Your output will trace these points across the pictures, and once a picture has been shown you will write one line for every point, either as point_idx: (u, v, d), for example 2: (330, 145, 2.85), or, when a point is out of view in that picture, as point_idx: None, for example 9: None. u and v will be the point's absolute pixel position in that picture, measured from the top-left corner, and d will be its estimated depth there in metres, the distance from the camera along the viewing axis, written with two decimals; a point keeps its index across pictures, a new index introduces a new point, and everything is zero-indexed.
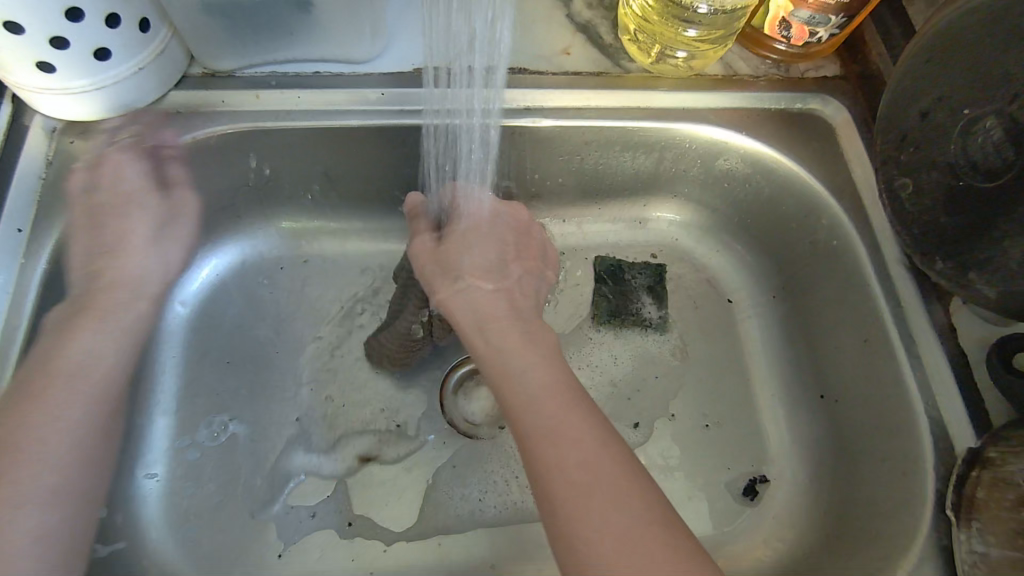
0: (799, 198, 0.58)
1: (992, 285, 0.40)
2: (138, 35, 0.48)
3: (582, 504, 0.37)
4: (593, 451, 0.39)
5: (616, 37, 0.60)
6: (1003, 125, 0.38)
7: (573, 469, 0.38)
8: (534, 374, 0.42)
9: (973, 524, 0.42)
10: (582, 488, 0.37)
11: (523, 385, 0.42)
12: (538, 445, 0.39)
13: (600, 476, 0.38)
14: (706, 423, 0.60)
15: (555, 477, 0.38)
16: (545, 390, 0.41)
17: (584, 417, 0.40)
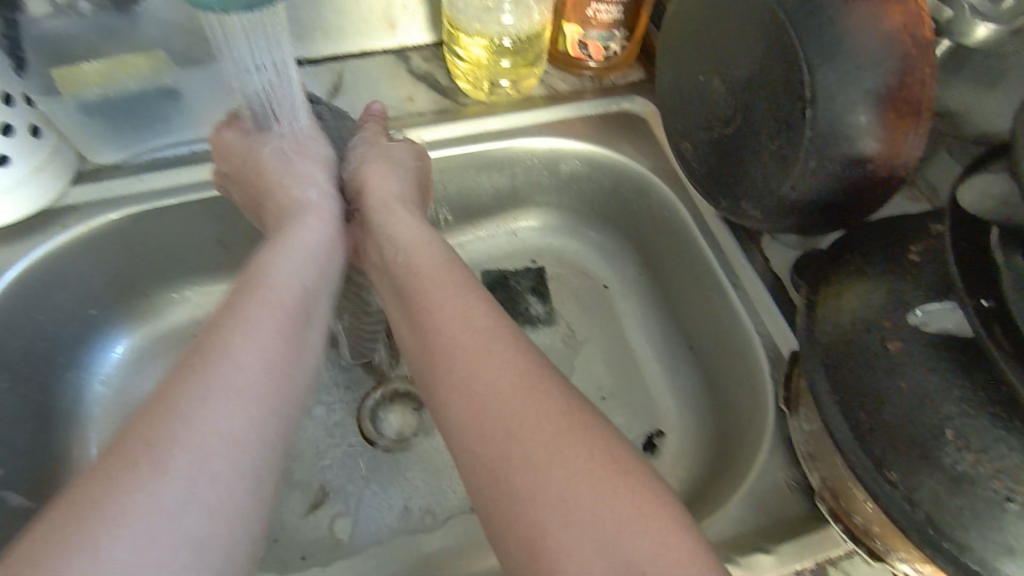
0: (632, 181, 0.68)
1: (754, 207, 0.48)
2: (31, 140, 0.54)
3: (513, 450, 0.36)
4: (538, 401, 0.38)
5: (451, 80, 0.70)
6: (722, 82, 0.48)
7: (506, 416, 0.38)
8: (458, 330, 0.43)
9: (800, 409, 0.49)
10: (511, 434, 0.37)
11: (452, 341, 0.43)
12: (460, 394, 0.40)
13: (542, 425, 0.37)
14: (602, 395, 0.67)
15: (486, 422, 0.38)
16: (471, 348, 0.42)
17: (535, 382, 0.40)
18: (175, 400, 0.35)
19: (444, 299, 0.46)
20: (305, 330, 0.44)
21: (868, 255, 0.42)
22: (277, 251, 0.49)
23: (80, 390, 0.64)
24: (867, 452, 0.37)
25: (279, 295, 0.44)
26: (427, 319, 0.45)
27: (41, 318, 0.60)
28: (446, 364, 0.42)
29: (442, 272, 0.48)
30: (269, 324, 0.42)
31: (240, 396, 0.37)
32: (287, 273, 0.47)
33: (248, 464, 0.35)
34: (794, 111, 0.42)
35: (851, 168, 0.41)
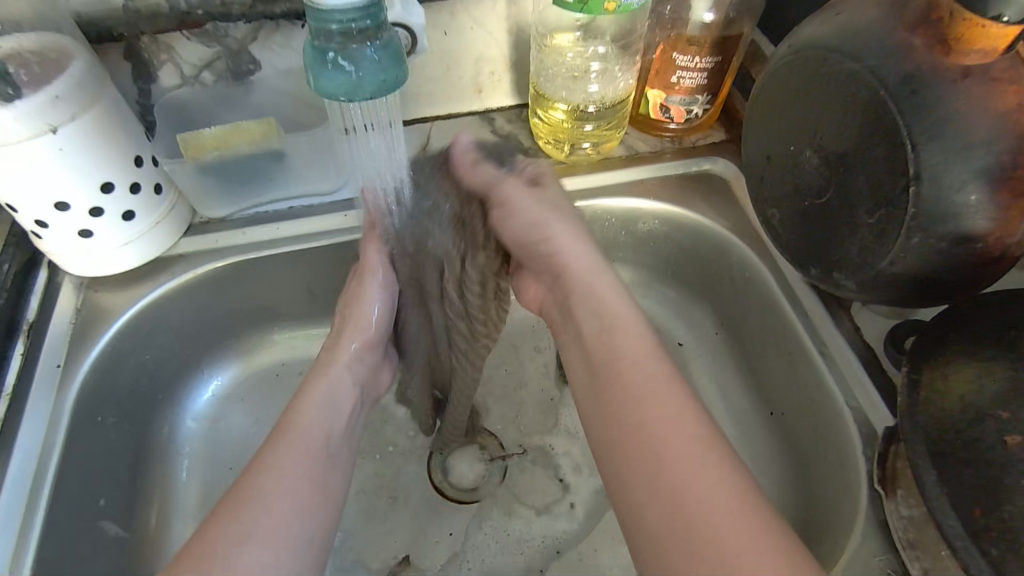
0: (711, 242, 0.68)
1: (848, 278, 0.47)
2: (154, 196, 0.60)
3: (706, 526, 0.38)
4: (713, 476, 0.40)
5: (533, 141, 0.72)
6: (817, 153, 0.48)
7: (697, 492, 0.39)
8: (647, 393, 0.44)
9: (898, 492, 0.46)
10: (688, 490, 0.39)
11: (642, 402, 0.43)
12: (637, 447, 0.42)
13: (717, 496, 0.39)
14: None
15: (668, 483, 0.40)
16: (667, 412, 0.43)
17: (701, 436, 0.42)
18: (214, 540, 0.41)
19: (633, 360, 0.46)
20: (331, 473, 0.48)
21: (976, 336, 0.40)
22: (311, 388, 0.52)
23: (176, 425, 0.68)
24: (981, 552, 0.34)
25: (306, 436, 0.48)
26: (618, 375, 0.46)
27: (148, 357, 0.65)
28: (636, 420, 0.43)
29: (625, 327, 0.48)
30: (298, 468, 0.46)
31: (275, 530, 0.42)
32: (320, 410, 0.51)
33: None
34: (899, 190, 0.41)
35: (958, 246, 0.40)
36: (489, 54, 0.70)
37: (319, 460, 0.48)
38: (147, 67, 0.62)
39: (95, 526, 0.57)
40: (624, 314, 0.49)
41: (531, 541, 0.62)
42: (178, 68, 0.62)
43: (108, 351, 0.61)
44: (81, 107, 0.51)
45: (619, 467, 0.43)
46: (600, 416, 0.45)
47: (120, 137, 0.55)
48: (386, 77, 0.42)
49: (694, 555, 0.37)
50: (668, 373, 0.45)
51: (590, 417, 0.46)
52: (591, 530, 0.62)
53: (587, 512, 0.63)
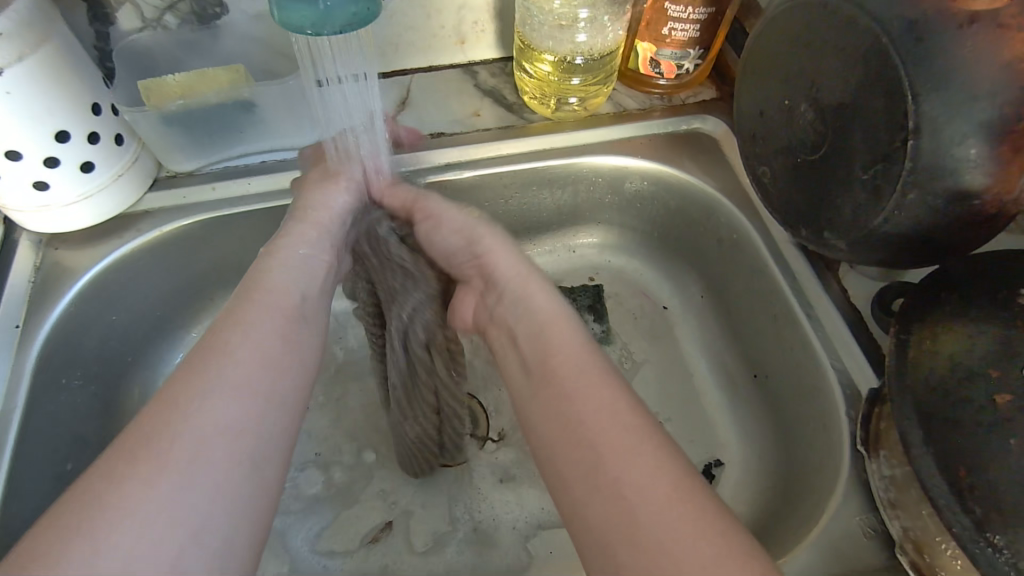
0: (699, 203, 0.66)
1: (840, 237, 0.46)
2: (115, 148, 0.56)
3: (647, 523, 0.35)
4: (653, 469, 0.37)
5: (518, 96, 0.70)
6: (813, 107, 0.46)
7: (632, 483, 0.36)
8: (582, 390, 0.41)
9: (880, 453, 0.45)
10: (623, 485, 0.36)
11: (575, 400, 0.41)
12: (573, 447, 0.39)
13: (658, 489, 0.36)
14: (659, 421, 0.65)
15: (609, 481, 0.37)
16: (603, 406, 0.40)
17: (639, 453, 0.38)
18: (117, 477, 0.34)
19: (567, 353, 0.44)
20: (306, 326, 0.45)
21: (969, 296, 0.39)
22: (264, 297, 0.44)
23: (146, 387, 0.65)
24: (965, 512, 0.34)
25: (254, 347, 0.41)
26: (549, 370, 0.43)
27: (114, 317, 0.62)
28: (567, 417, 0.41)
29: (554, 321, 0.46)
30: (269, 325, 0.42)
31: (249, 387, 0.39)
32: (291, 269, 0.47)
33: (212, 521, 0.35)
34: (899, 144, 0.39)
35: (954, 203, 0.39)
36: (472, 2, 0.66)
37: (295, 315, 0.44)
38: (104, 8, 0.58)
39: (61, 490, 0.56)
40: (550, 310, 0.47)
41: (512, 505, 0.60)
42: (138, 9, 0.58)
43: (71, 311, 0.58)
44: (29, 46, 0.47)
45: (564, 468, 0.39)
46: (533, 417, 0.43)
47: (75, 82, 0.51)
48: (357, 9, 0.38)
49: (643, 549, 0.34)
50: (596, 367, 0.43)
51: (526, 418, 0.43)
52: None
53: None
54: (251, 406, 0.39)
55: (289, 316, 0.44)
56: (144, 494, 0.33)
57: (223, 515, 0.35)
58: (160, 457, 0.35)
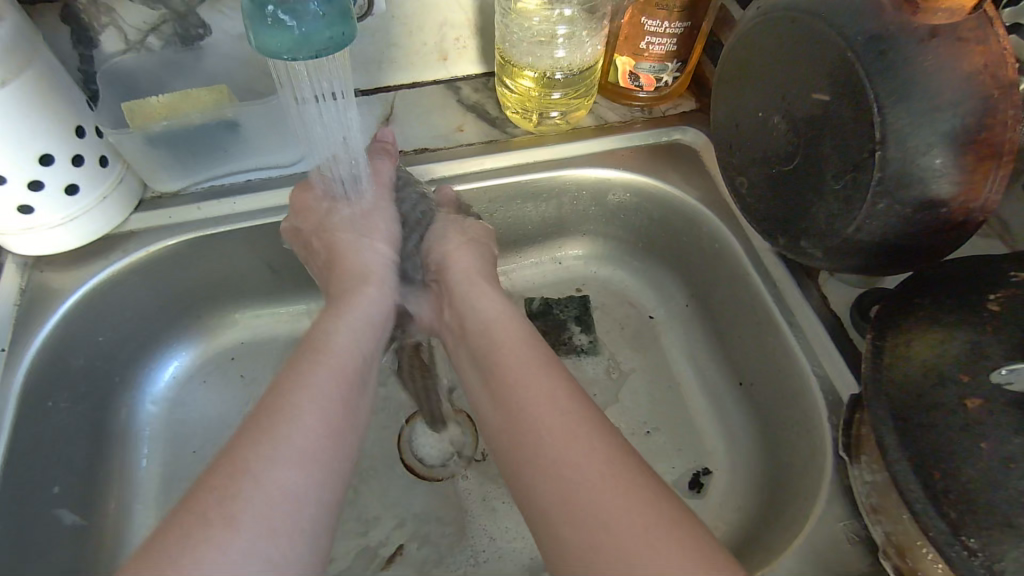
0: (682, 213, 0.67)
1: (817, 246, 0.47)
2: (100, 170, 0.57)
3: (602, 530, 0.36)
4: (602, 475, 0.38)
5: (501, 111, 0.70)
6: (785, 119, 0.47)
7: (580, 485, 0.38)
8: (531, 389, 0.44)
9: (862, 458, 0.46)
10: (576, 490, 0.38)
11: (526, 404, 0.43)
12: (540, 467, 0.40)
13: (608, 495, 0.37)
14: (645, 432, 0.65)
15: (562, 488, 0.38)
16: (547, 406, 0.42)
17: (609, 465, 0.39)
18: (241, 463, 0.37)
19: (513, 350, 0.47)
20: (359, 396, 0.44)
21: (940, 299, 0.40)
22: (344, 314, 0.49)
23: (134, 408, 0.65)
24: (941, 515, 0.35)
25: (342, 358, 0.45)
26: (500, 373, 0.46)
27: (101, 338, 0.62)
28: (518, 419, 0.43)
29: (494, 321, 0.50)
30: (357, 342, 0.47)
31: (340, 409, 0.42)
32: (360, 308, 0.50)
33: (303, 522, 0.37)
34: (867, 154, 0.40)
35: (924, 210, 0.39)
36: (453, 20, 0.67)
37: (368, 332, 0.49)
38: (87, 33, 0.58)
39: (49, 513, 0.55)
40: (493, 311, 0.51)
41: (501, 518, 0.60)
42: (121, 33, 0.58)
43: (58, 332, 0.58)
44: (12, 72, 0.47)
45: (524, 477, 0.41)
46: (494, 425, 0.44)
47: (59, 106, 0.52)
48: (333, 34, 0.39)
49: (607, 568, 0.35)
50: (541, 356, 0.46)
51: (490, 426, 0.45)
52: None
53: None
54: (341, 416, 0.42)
55: (363, 335, 0.49)
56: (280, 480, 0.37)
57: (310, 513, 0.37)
58: (285, 456, 0.38)
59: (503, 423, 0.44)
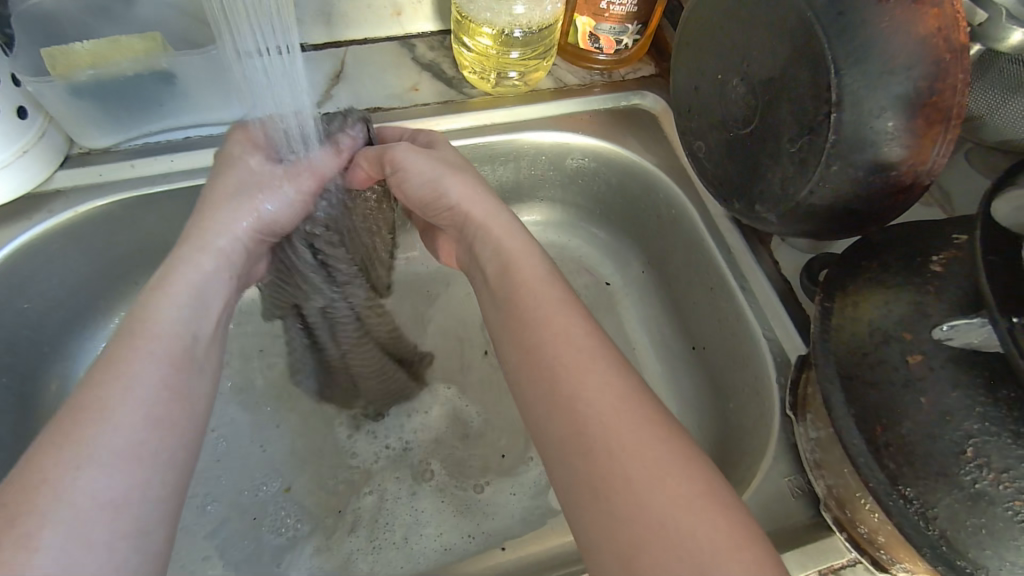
0: (639, 178, 0.67)
1: (770, 210, 0.48)
2: (18, 122, 0.52)
3: (639, 509, 0.33)
4: (671, 470, 0.34)
5: (457, 70, 0.68)
6: (745, 82, 0.48)
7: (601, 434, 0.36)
8: (564, 349, 0.40)
9: (806, 417, 0.47)
10: (632, 480, 0.34)
11: (553, 357, 0.40)
12: (560, 413, 0.38)
13: (656, 476, 0.34)
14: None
15: (595, 460, 0.35)
16: (579, 371, 0.39)
17: (640, 431, 0.36)
18: (45, 467, 0.33)
19: (538, 302, 0.43)
20: (194, 380, 0.40)
21: (887, 264, 0.41)
22: (170, 290, 0.42)
23: (65, 379, 0.62)
24: (880, 467, 0.36)
25: (171, 342, 0.40)
26: (523, 329, 0.42)
27: (26, 304, 0.57)
28: (547, 379, 0.39)
29: (518, 260, 0.46)
30: (152, 371, 0.38)
31: (147, 409, 0.37)
32: (199, 279, 0.43)
33: (107, 538, 0.33)
34: (820, 116, 0.41)
35: (873, 174, 0.40)
36: None
37: (185, 370, 0.40)
38: None
39: None
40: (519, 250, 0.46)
41: (442, 488, 0.60)
42: None
43: None
44: None
45: (556, 444, 0.37)
46: (517, 381, 0.41)
47: None
48: None
49: (634, 543, 0.33)
50: (562, 295, 0.43)
51: (511, 379, 0.42)
52: (510, 473, 0.61)
53: (505, 464, 0.62)
54: (176, 376, 0.39)
55: (181, 373, 0.39)
56: (81, 479, 0.33)
57: (138, 505, 0.35)
58: (77, 451, 0.34)
59: (516, 356, 0.42)
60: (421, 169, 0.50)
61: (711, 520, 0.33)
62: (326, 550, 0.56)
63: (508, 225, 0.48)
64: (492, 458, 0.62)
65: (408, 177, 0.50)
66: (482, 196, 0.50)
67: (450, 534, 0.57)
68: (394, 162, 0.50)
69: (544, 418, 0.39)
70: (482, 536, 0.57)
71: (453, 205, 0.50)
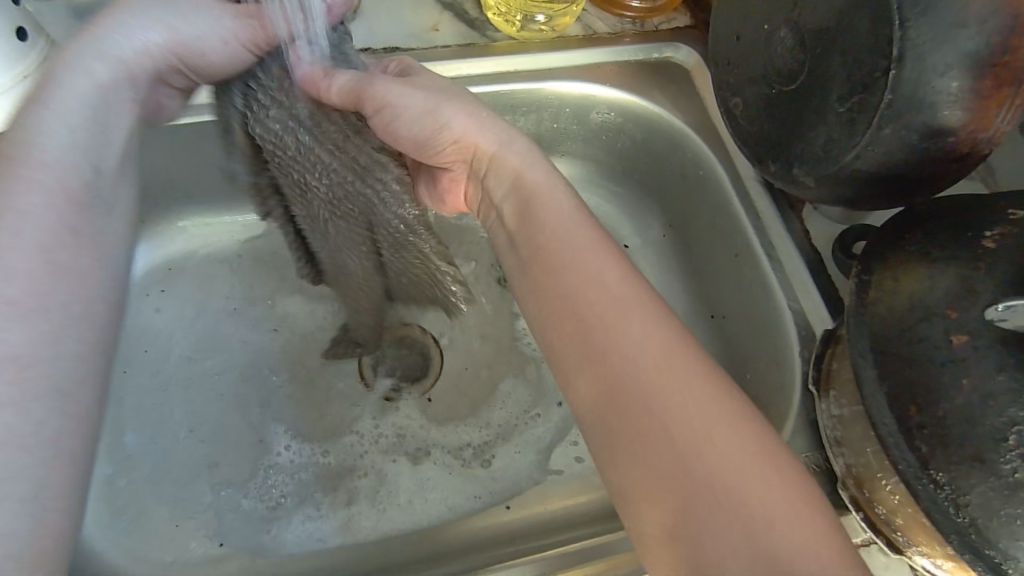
0: (668, 135, 0.63)
1: (809, 175, 0.45)
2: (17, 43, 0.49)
3: (685, 468, 0.31)
4: (719, 423, 0.31)
5: (480, 11, 0.64)
6: (794, 33, 0.44)
7: (639, 388, 0.33)
8: (590, 293, 0.36)
9: (830, 393, 0.45)
10: (675, 439, 0.31)
11: (583, 303, 0.36)
12: (592, 365, 0.35)
13: (700, 429, 0.31)
14: (559, 401, 0.61)
15: (632, 420, 0.33)
16: (609, 319, 0.35)
17: (681, 377, 0.33)
18: None
19: (563, 240, 0.39)
20: (68, 284, 0.34)
21: (934, 236, 0.38)
22: (54, 107, 0.37)
23: None
24: (912, 449, 0.34)
25: (57, 176, 0.36)
26: (548, 271, 0.38)
27: None
28: (578, 329, 0.36)
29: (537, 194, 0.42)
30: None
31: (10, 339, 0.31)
32: (78, 115, 0.38)
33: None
34: (876, 72, 0.38)
35: (929, 138, 0.37)
36: None
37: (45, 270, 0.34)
38: None
39: None
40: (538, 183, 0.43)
41: (449, 457, 0.58)
42: None
43: None
44: None
45: (593, 407, 0.35)
46: (546, 329, 0.38)
47: None
48: None
49: (684, 504, 0.30)
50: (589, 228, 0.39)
51: (539, 327, 0.39)
52: (509, 435, 0.59)
53: (509, 429, 0.60)
54: (67, 205, 0.36)
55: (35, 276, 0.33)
56: None
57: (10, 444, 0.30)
58: None
59: (541, 301, 0.39)
60: (408, 103, 0.44)
61: (766, 472, 0.30)
62: (344, 512, 0.55)
63: (525, 156, 0.44)
64: (491, 417, 0.60)
65: (400, 114, 0.44)
66: (485, 123, 0.46)
67: (453, 489, 0.57)
68: (378, 98, 0.43)
69: (577, 370, 0.35)
70: (487, 492, 0.57)
71: (465, 136, 0.45)
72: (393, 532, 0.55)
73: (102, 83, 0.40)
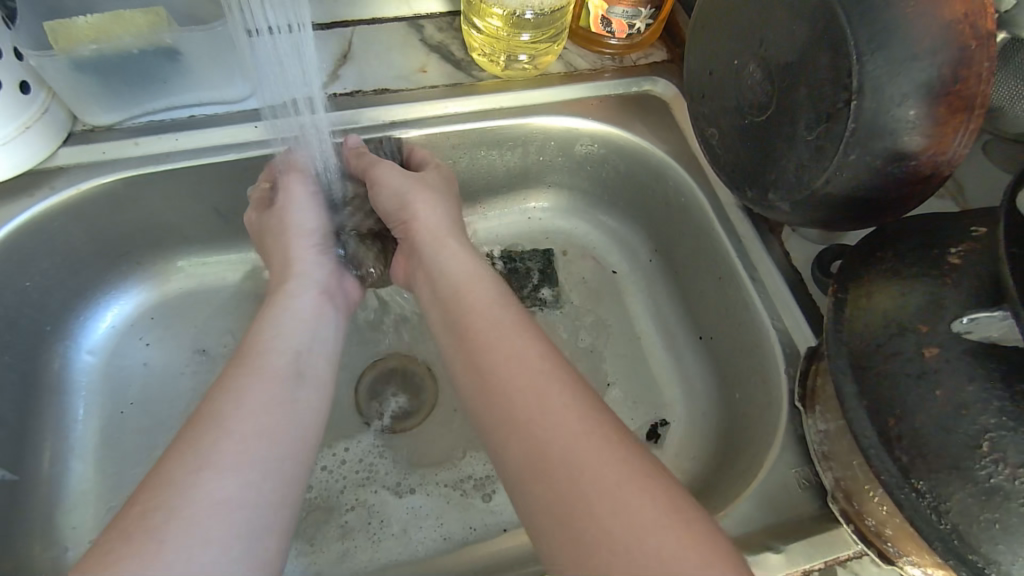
0: (649, 164, 0.65)
1: (783, 199, 0.47)
2: (20, 97, 0.51)
3: (596, 531, 0.33)
4: (631, 490, 0.34)
5: (466, 52, 0.67)
6: (761, 68, 0.47)
7: (555, 454, 0.36)
8: (514, 370, 0.40)
9: (816, 408, 0.47)
10: (590, 502, 0.34)
11: (509, 385, 0.40)
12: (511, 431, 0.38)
13: (611, 493, 0.34)
14: None
15: (552, 482, 0.35)
16: (532, 394, 0.39)
17: (598, 451, 0.36)
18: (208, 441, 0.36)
19: (490, 328, 0.43)
20: (303, 389, 0.42)
21: (902, 254, 0.40)
22: (283, 322, 0.47)
23: (68, 358, 0.61)
24: (893, 460, 0.36)
25: (277, 354, 0.43)
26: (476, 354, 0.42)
27: (29, 283, 0.57)
28: (499, 405, 0.39)
29: (469, 284, 0.48)
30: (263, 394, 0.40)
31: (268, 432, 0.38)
32: (299, 325, 0.47)
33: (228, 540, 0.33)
34: (839, 104, 0.41)
35: (893, 164, 0.39)
36: None
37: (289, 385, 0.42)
38: None
39: None
40: (464, 272, 0.49)
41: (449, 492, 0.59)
42: None
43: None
44: None
45: (516, 471, 0.37)
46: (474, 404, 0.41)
47: None
48: None
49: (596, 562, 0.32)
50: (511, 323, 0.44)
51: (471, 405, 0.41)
52: None
53: None
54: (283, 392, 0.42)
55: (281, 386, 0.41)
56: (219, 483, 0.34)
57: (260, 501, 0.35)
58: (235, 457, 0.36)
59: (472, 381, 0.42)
60: (394, 180, 0.54)
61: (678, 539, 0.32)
62: (341, 545, 0.56)
63: (457, 250, 0.51)
64: None
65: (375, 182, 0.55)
66: (437, 214, 0.53)
67: (450, 520, 0.57)
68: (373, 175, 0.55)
69: (503, 442, 0.38)
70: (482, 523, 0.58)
71: (412, 220, 0.53)
72: (393, 563, 0.55)
73: (321, 286, 0.51)
